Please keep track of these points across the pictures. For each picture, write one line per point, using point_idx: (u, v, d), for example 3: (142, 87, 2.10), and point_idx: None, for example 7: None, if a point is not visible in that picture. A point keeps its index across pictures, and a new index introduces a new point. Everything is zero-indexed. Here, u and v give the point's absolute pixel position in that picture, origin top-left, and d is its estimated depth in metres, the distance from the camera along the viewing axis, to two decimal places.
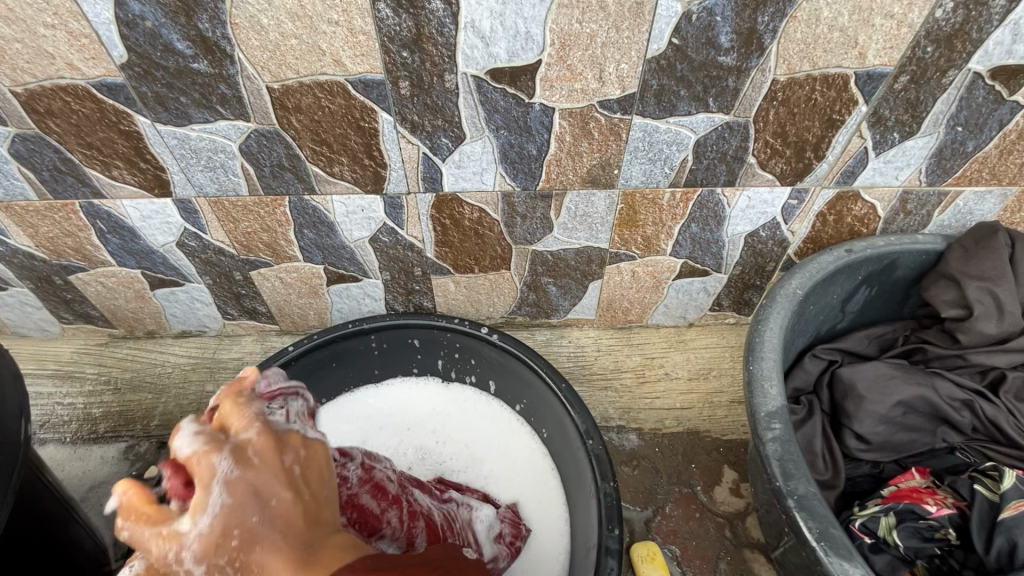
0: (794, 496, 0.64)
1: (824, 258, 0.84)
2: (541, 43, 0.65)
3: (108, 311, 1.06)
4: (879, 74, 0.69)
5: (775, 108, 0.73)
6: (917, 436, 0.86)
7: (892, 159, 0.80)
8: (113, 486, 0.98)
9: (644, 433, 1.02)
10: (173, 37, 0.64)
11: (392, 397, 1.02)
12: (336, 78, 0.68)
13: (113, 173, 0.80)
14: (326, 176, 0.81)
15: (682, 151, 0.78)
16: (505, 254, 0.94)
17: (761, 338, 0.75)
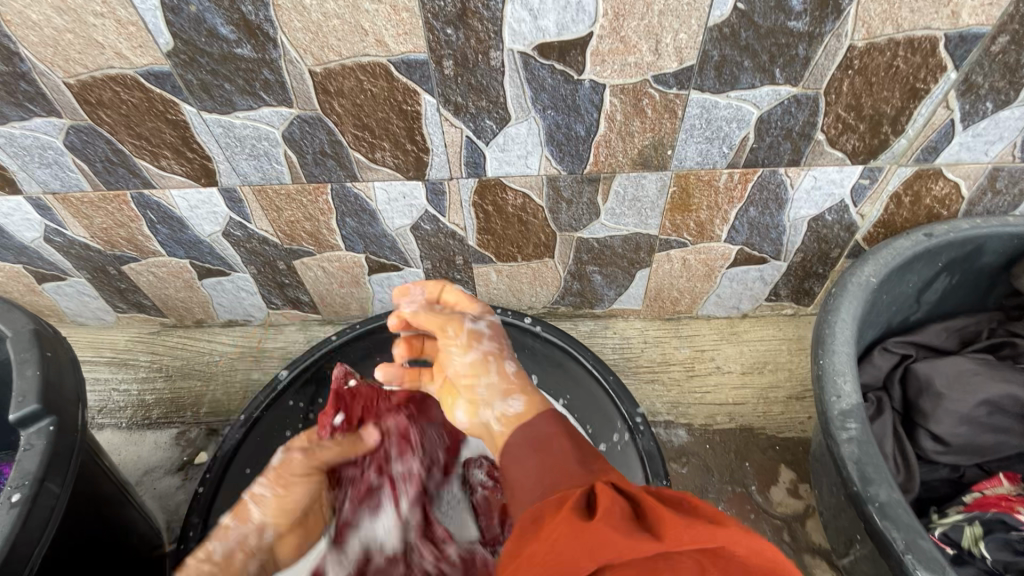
0: (875, 502, 0.59)
1: (900, 242, 0.77)
2: (594, 13, 0.61)
3: (159, 301, 1.08)
4: (974, 35, 0.62)
5: (850, 78, 0.66)
6: (1005, 439, 0.78)
7: (982, 132, 0.72)
8: (165, 471, 1.01)
9: (693, 429, 0.97)
10: (217, 21, 0.63)
11: None
12: (378, 59, 0.66)
13: (162, 163, 0.81)
14: (368, 163, 0.79)
15: (743, 128, 0.72)
16: (549, 241, 0.91)
17: (831, 331, 0.70)
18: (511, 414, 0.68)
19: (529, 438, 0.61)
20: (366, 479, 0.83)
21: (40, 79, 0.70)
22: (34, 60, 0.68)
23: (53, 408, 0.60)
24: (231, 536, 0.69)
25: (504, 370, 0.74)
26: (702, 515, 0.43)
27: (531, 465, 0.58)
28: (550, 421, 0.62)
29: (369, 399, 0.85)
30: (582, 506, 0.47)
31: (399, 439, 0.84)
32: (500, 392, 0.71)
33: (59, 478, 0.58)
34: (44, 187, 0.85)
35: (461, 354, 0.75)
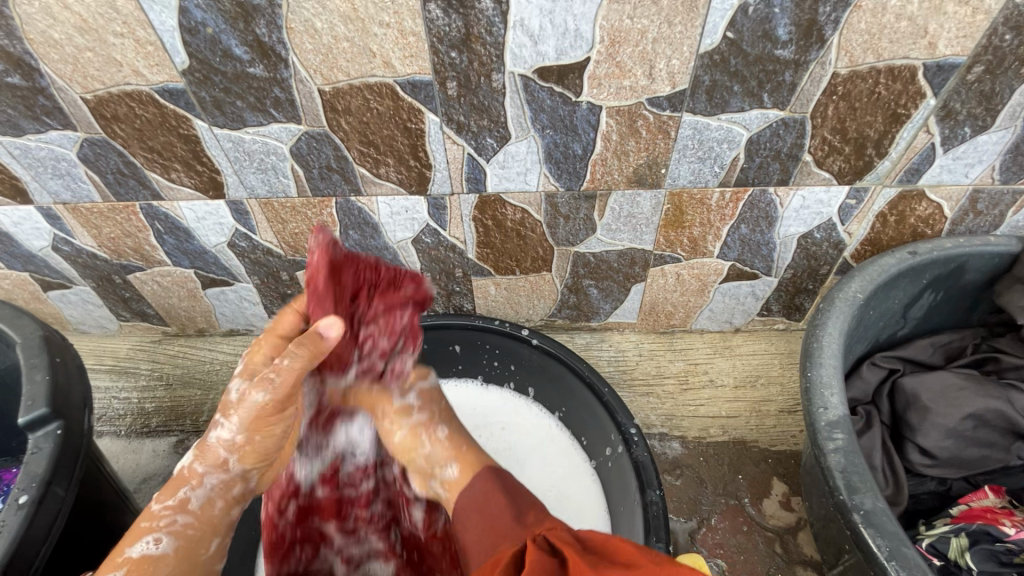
0: (860, 511, 0.60)
1: (886, 260, 0.80)
2: (591, 40, 0.64)
3: (162, 309, 1.10)
4: (950, 65, 0.65)
5: (835, 103, 0.69)
6: (990, 453, 0.80)
7: (962, 155, 0.75)
8: (163, 479, 1.02)
9: (687, 442, 1.00)
10: (232, 43, 0.66)
11: None
12: (385, 79, 0.69)
13: (172, 176, 0.83)
14: (372, 178, 0.82)
15: (734, 148, 0.75)
16: (546, 255, 0.93)
17: (819, 344, 0.72)
18: (450, 480, 0.67)
19: (471, 498, 0.61)
20: (370, 365, 0.73)
21: (58, 94, 0.73)
22: (54, 76, 0.71)
23: (61, 413, 0.62)
24: (207, 482, 0.60)
25: (437, 436, 0.71)
26: (610, 557, 0.44)
27: (471, 522, 0.59)
28: (487, 479, 0.62)
29: (359, 278, 0.69)
30: (508, 563, 0.46)
31: (401, 338, 0.72)
32: (440, 457, 0.69)
33: (65, 480, 0.59)
34: (55, 197, 0.88)
35: (393, 425, 0.73)
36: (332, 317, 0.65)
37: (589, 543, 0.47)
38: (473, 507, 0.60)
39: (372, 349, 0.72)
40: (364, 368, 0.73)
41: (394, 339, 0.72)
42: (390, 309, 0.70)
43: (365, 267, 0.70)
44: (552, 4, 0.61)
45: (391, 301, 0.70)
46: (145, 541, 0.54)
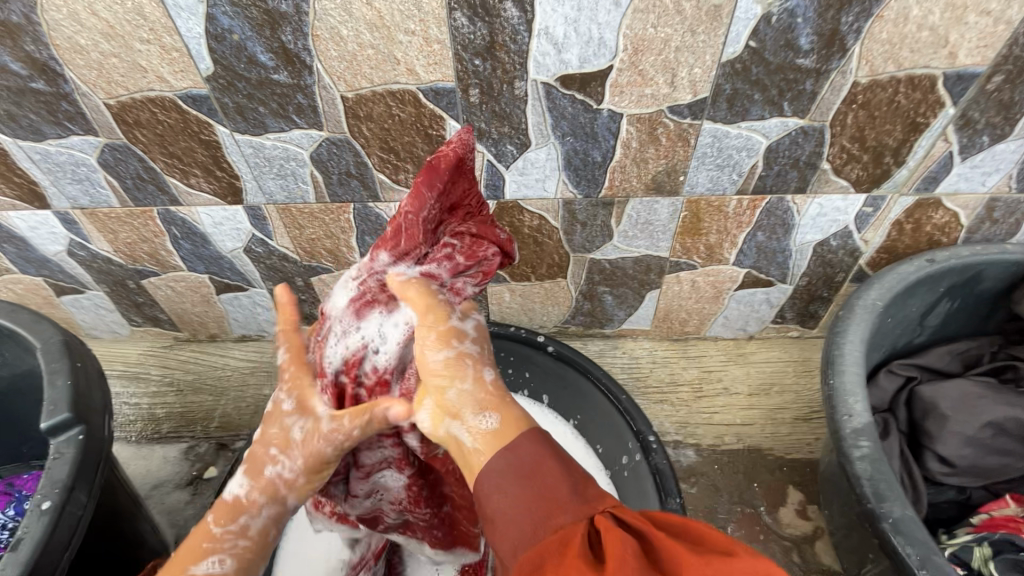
0: (889, 519, 0.60)
1: (904, 268, 0.80)
2: (614, 48, 0.65)
3: (175, 315, 1.10)
4: (970, 74, 0.66)
5: (854, 111, 0.70)
6: (1010, 462, 0.79)
7: (980, 164, 0.75)
8: (175, 485, 1.01)
9: (702, 449, 1.00)
10: (257, 49, 0.67)
11: None
12: (408, 86, 0.70)
13: (191, 181, 0.84)
14: (391, 184, 0.82)
15: (753, 156, 0.76)
16: (562, 262, 0.93)
17: (841, 352, 0.71)
18: (482, 433, 0.49)
19: (511, 461, 0.45)
20: (436, 275, 0.61)
21: (82, 99, 0.73)
22: (78, 82, 0.71)
23: (82, 417, 0.62)
24: (263, 511, 0.57)
25: (483, 377, 0.54)
26: (707, 546, 0.37)
27: (506, 489, 0.44)
28: (536, 442, 0.46)
29: (466, 192, 0.64)
30: (582, 545, 0.38)
31: (477, 267, 0.64)
32: (477, 400, 0.51)
33: (87, 487, 0.59)
34: (73, 202, 0.88)
35: (430, 351, 0.55)
36: (430, 205, 0.59)
37: (663, 522, 0.41)
38: (515, 481, 0.44)
39: (443, 258, 0.62)
40: (427, 274, 0.61)
41: (472, 268, 0.64)
42: (480, 237, 0.65)
43: (461, 179, 0.62)
44: (577, 13, 0.62)
45: (481, 232, 0.66)
46: (209, 562, 0.54)
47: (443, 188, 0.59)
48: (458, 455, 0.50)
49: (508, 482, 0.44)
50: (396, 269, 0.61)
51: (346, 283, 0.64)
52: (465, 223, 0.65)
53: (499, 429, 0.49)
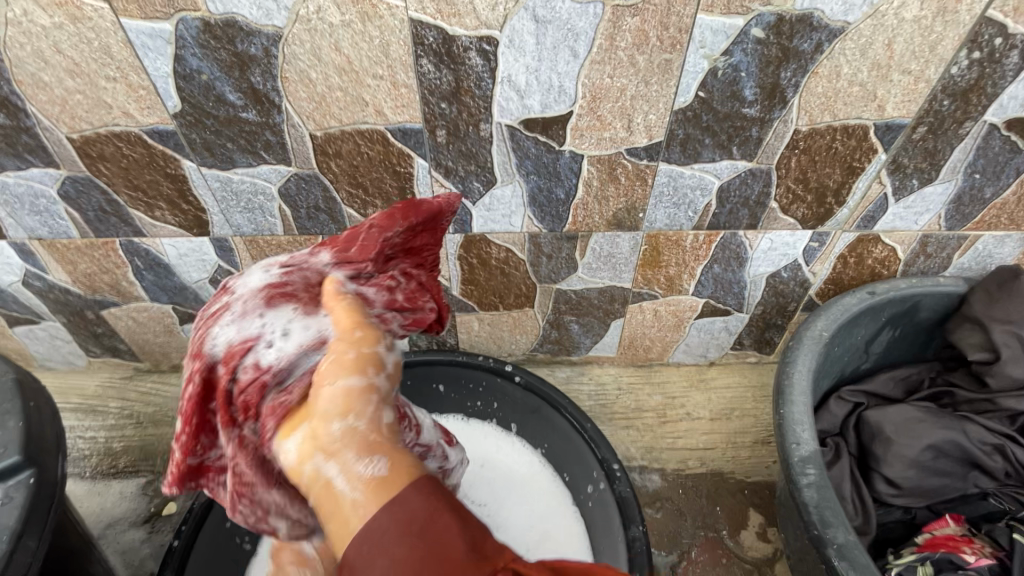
0: (833, 545, 0.63)
1: (848, 300, 0.85)
2: (574, 95, 0.68)
3: (136, 345, 1.07)
4: (897, 125, 0.71)
5: (797, 156, 0.75)
6: (950, 482, 0.84)
7: (911, 205, 0.81)
8: (130, 523, 0.98)
9: (666, 474, 1.03)
10: (226, 89, 0.68)
11: None
12: (376, 127, 0.72)
13: (156, 214, 0.83)
14: (360, 218, 0.83)
15: (706, 195, 0.80)
16: (529, 292, 0.96)
17: (790, 381, 0.75)
18: (363, 477, 0.44)
19: (394, 515, 0.41)
20: (368, 296, 0.63)
21: (43, 133, 0.73)
22: (40, 116, 0.71)
23: (33, 460, 0.60)
24: None
25: (380, 417, 0.50)
26: None
27: (389, 552, 0.39)
28: (423, 491, 0.43)
29: (428, 240, 0.68)
30: None
31: (412, 316, 0.65)
32: (365, 442, 0.47)
33: (37, 531, 0.57)
34: (31, 233, 0.86)
35: (336, 375, 0.52)
36: (393, 235, 0.64)
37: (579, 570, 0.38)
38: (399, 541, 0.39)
39: (382, 287, 0.64)
40: (361, 292, 0.62)
41: (407, 312, 0.65)
42: (422, 288, 0.68)
43: (433, 232, 0.68)
44: (537, 63, 0.65)
45: (427, 284, 0.69)
46: None
47: (414, 225, 0.64)
48: (334, 504, 0.44)
49: (387, 538, 0.40)
50: (335, 275, 0.63)
51: (271, 270, 0.64)
52: (418, 270, 0.69)
53: (379, 473, 0.44)
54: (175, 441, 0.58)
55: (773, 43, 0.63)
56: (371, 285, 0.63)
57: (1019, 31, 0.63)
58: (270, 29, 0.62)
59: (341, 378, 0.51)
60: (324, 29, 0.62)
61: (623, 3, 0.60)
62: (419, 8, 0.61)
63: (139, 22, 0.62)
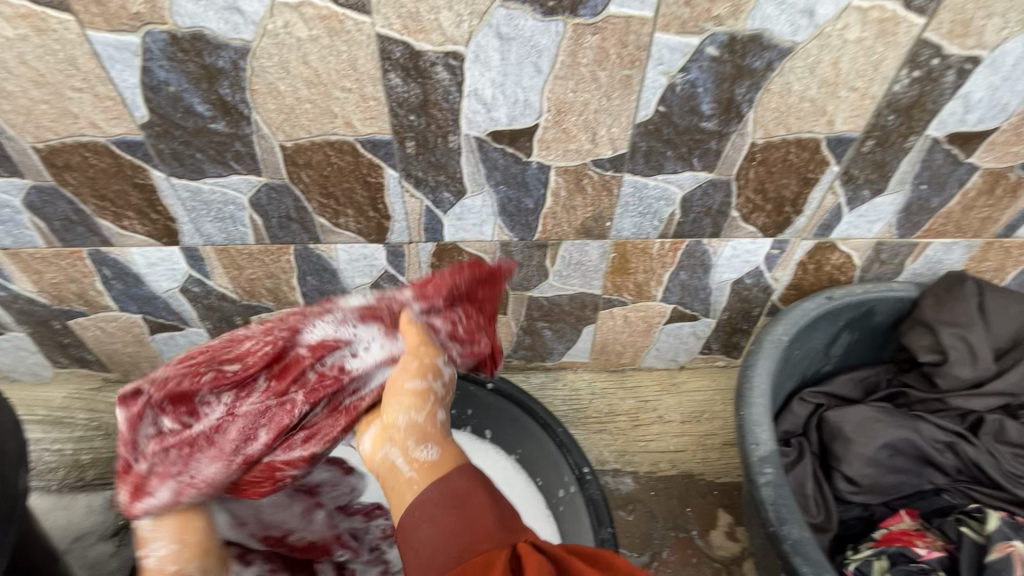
0: (788, 540, 0.66)
1: (806, 305, 0.88)
2: (539, 109, 0.71)
3: (104, 355, 1.06)
4: (847, 139, 0.75)
5: (754, 167, 0.78)
6: (905, 479, 0.88)
7: (864, 214, 0.85)
8: (99, 537, 0.96)
9: (639, 476, 1.06)
10: (195, 100, 0.68)
11: None
12: (346, 138, 0.73)
13: (124, 223, 0.83)
14: (332, 227, 0.84)
15: (670, 205, 0.83)
16: (502, 299, 0.97)
17: (750, 384, 0.78)
18: (418, 461, 0.54)
19: (441, 491, 0.50)
20: (435, 327, 0.67)
21: (7, 143, 0.72)
22: (4, 126, 0.71)
23: None
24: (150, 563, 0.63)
25: (436, 413, 0.59)
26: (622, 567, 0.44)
27: (434, 517, 0.48)
28: (466, 474, 0.51)
29: (493, 287, 0.72)
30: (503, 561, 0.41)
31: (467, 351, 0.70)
32: (422, 432, 0.57)
33: None
34: None
35: (406, 376, 0.61)
36: (460, 283, 0.68)
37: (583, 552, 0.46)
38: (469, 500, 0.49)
39: (446, 324, 0.68)
40: (432, 324, 0.67)
41: (465, 344, 0.69)
42: (482, 329, 0.71)
43: (488, 275, 0.70)
44: (503, 78, 0.67)
45: (487, 324, 0.72)
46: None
47: (480, 277, 0.69)
48: (393, 479, 0.54)
49: (430, 505, 0.49)
50: (410, 304, 0.68)
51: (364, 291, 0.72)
52: (478, 313, 0.71)
53: (431, 459, 0.54)
54: (205, 372, 0.63)
55: (727, 61, 0.66)
56: (441, 318, 0.68)
57: (954, 52, 0.67)
58: (238, 42, 0.63)
59: (410, 380, 0.61)
60: (292, 43, 0.64)
61: (584, 21, 0.63)
62: (386, 24, 0.62)
63: (106, 34, 0.62)
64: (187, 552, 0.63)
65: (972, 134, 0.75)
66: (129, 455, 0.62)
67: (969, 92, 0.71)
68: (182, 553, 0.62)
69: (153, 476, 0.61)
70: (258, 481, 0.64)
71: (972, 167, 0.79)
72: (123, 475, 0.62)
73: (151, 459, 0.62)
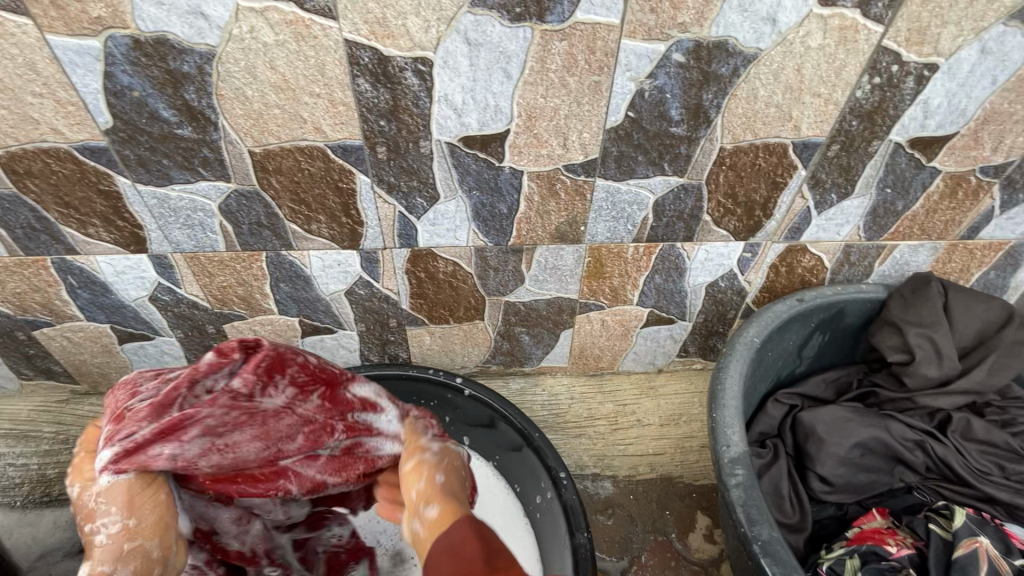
0: (758, 541, 0.66)
1: (778, 307, 0.90)
2: (510, 114, 0.71)
3: (71, 366, 1.03)
4: (813, 143, 0.77)
5: (724, 172, 0.79)
6: (876, 477, 0.90)
7: (832, 217, 0.87)
8: (63, 554, 0.93)
9: (618, 480, 1.06)
10: (159, 106, 0.67)
11: None
12: (316, 143, 0.72)
13: (89, 231, 0.81)
14: (304, 233, 0.83)
15: (643, 209, 0.84)
16: (478, 305, 0.97)
17: (723, 386, 0.79)
18: (426, 521, 0.54)
19: (442, 544, 0.51)
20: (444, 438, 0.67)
21: None
22: None
23: None
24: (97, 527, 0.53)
25: (436, 476, 0.59)
26: None
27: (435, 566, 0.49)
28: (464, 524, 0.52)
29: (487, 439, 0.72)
30: None
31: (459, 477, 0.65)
32: (429, 494, 0.57)
33: None
34: None
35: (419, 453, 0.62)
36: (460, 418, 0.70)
37: None
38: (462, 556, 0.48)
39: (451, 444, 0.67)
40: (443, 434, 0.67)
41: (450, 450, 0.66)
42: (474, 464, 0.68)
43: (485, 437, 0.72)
44: (472, 83, 0.67)
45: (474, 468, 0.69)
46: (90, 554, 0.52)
47: None
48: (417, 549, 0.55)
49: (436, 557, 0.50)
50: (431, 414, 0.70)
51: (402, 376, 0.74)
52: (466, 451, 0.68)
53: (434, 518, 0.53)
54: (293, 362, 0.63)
55: (694, 67, 0.67)
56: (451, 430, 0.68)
57: (912, 59, 0.68)
58: (203, 47, 0.63)
59: (424, 455, 0.61)
60: (258, 48, 0.63)
61: (551, 28, 0.63)
62: (353, 30, 0.62)
63: (66, 39, 0.61)
64: (139, 531, 0.53)
65: (933, 139, 0.77)
66: (179, 395, 0.57)
67: (928, 98, 0.73)
68: (136, 529, 0.53)
69: (195, 424, 0.55)
70: (263, 483, 0.59)
71: (934, 171, 0.81)
72: (158, 412, 0.55)
73: (203, 407, 0.56)
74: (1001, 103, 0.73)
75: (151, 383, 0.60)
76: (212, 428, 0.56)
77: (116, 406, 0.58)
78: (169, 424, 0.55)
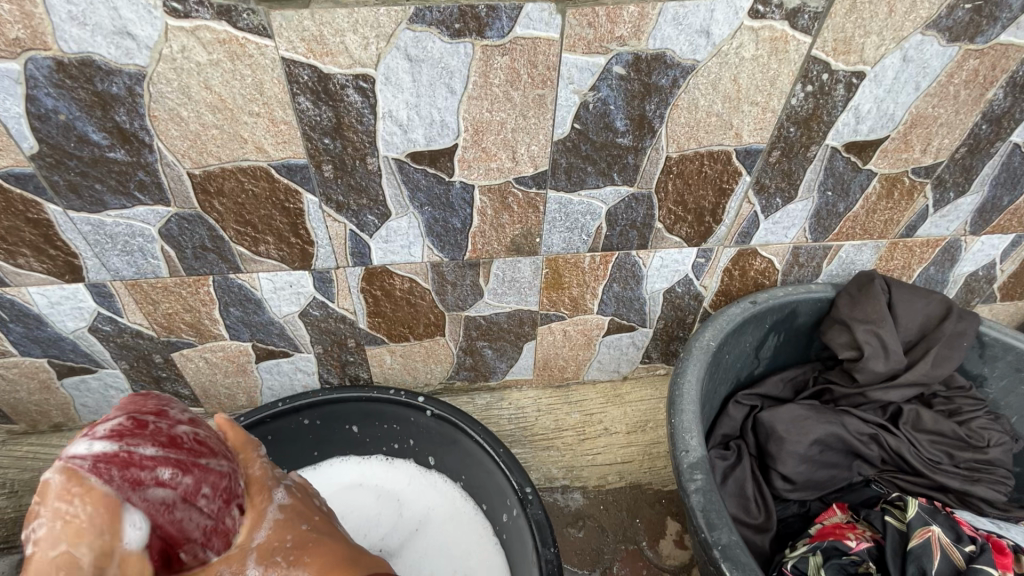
0: (719, 546, 0.66)
1: (732, 310, 0.91)
2: (456, 129, 0.71)
3: (7, 405, 0.97)
4: (755, 150, 0.79)
5: (672, 180, 0.81)
6: (836, 473, 0.92)
7: (779, 220, 0.89)
8: None
9: (587, 491, 1.07)
10: (88, 129, 0.65)
11: (350, 466, 1.01)
12: (259, 163, 0.71)
13: (19, 261, 0.77)
14: (252, 256, 0.81)
15: (596, 219, 0.84)
16: (438, 320, 0.96)
17: (680, 392, 0.79)
18: None
19: None
20: None
21: None
22: None
23: None
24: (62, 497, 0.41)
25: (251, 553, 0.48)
26: None
27: None
28: None
29: None
30: None
31: None
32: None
33: None
34: None
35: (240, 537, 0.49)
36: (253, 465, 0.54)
37: None
38: None
39: None
40: None
41: None
42: None
43: None
44: (416, 99, 0.67)
45: None
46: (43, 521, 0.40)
47: None
48: None
49: None
50: None
51: None
52: None
53: None
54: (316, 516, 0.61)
55: (634, 79, 0.69)
56: None
57: (841, 68, 0.71)
58: (133, 67, 0.60)
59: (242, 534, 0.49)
60: (192, 68, 0.61)
61: (492, 43, 0.64)
62: (290, 48, 0.61)
63: None
64: (77, 531, 0.39)
65: (867, 143, 0.81)
66: (203, 446, 0.48)
67: (859, 104, 0.76)
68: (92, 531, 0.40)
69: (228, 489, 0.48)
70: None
71: (870, 173, 0.85)
72: (168, 441, 0.45)
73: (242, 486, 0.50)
74: (925, 107, 0.77)
75: (185, 416, 0.49)
76: (199, 499, 0.45)
77: (148, 405, 0.48)
78: (189, 463, 0.45)
